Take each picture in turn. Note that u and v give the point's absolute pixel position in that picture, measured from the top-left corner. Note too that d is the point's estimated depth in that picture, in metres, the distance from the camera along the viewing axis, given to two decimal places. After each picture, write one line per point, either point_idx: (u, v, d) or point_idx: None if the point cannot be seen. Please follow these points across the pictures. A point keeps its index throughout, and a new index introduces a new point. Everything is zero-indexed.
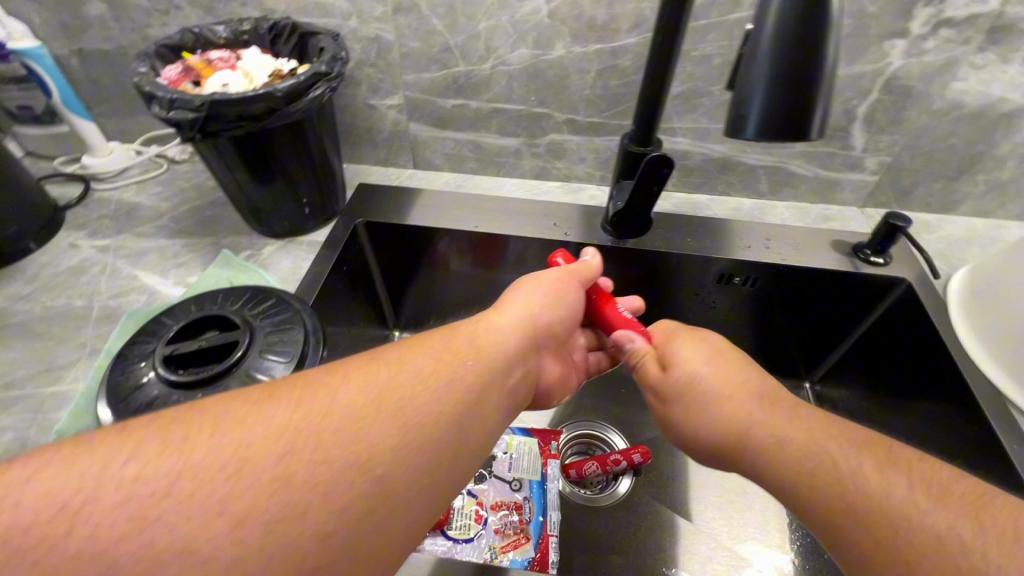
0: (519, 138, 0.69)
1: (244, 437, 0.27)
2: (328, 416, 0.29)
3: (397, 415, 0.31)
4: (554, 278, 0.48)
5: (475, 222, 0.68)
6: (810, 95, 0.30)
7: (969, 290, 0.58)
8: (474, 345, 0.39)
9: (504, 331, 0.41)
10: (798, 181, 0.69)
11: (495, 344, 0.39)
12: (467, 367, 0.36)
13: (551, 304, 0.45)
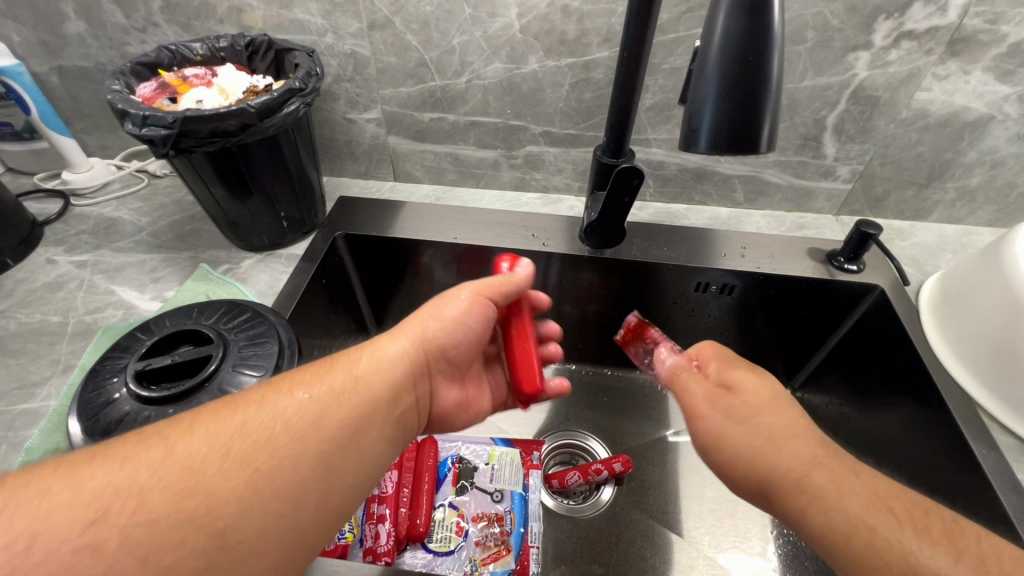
0: (497, 150, 0.69)
1: (56, 499, 0.25)
2: (164, 467, 0.28)
3: (247, 460, 0.30)
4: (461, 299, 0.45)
5: (454, 233, 0.68)
6: (759, 108, 0.30)
7: (940, 295, 0.58)
8: (351, 373, 0.37)
9: (389, 357, 0.39)
10: (772, 190, 0.70)
11: (374, 371, 0.38)
12: (343, 407, 0.34)
13: (445, 329, 0.44)
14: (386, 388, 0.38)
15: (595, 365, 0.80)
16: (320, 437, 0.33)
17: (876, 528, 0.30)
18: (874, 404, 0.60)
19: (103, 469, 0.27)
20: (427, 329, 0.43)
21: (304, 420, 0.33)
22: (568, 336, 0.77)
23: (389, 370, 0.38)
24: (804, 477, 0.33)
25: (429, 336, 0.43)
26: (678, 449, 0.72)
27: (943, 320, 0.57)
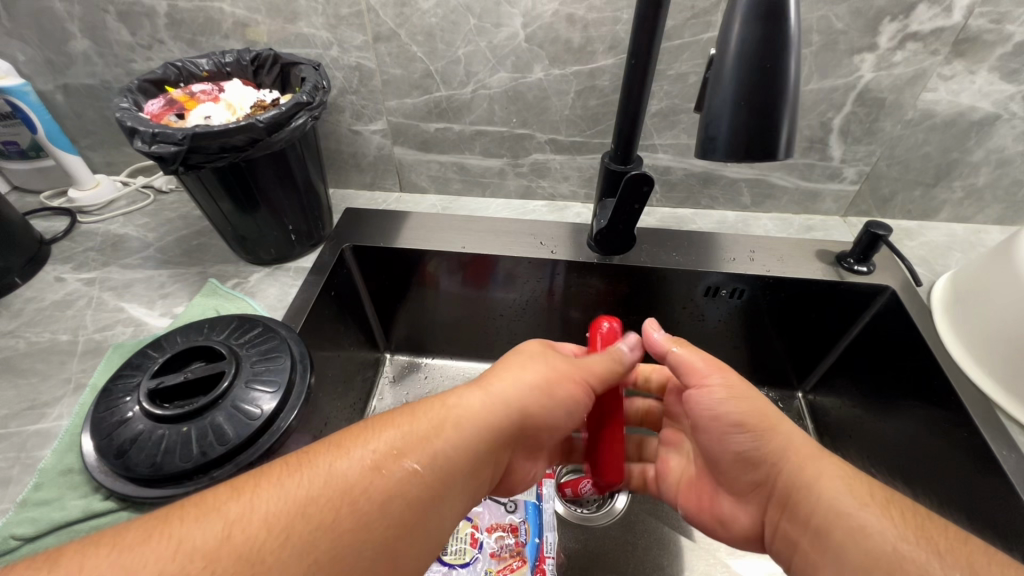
0: (502, 158, 0.69)
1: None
2: (223, 546, 0.28)
3: (319, 520, 0.30)
4: (555, 357, 0.44)
5: (462, 243, 0.68)
6: (775, 116, 0.30)
7: (952, 295, 0.58)
8: (424, 432, 0.36)
9: (464, 412, 0.38)
10: (779, 193, 0.70)
11: (450, 430, 0.37)
12: (412, 478, 0.34)
13: (532, 381, 0.42)
14: (460, 455, 0.36)
15: None
16: (385, 500, 0.32)
17: (862, 514, 0.36)
18: (888, 406, 0.60)
19: (157, 550, 0.27)
20: (509, 383, 0.41)
21: (371, 483, 0.33)
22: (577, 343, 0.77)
23: (463, 427, 0.37)
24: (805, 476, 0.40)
25: (510, 390, 0.41)
26: None
27: (956, 319, 0.56)
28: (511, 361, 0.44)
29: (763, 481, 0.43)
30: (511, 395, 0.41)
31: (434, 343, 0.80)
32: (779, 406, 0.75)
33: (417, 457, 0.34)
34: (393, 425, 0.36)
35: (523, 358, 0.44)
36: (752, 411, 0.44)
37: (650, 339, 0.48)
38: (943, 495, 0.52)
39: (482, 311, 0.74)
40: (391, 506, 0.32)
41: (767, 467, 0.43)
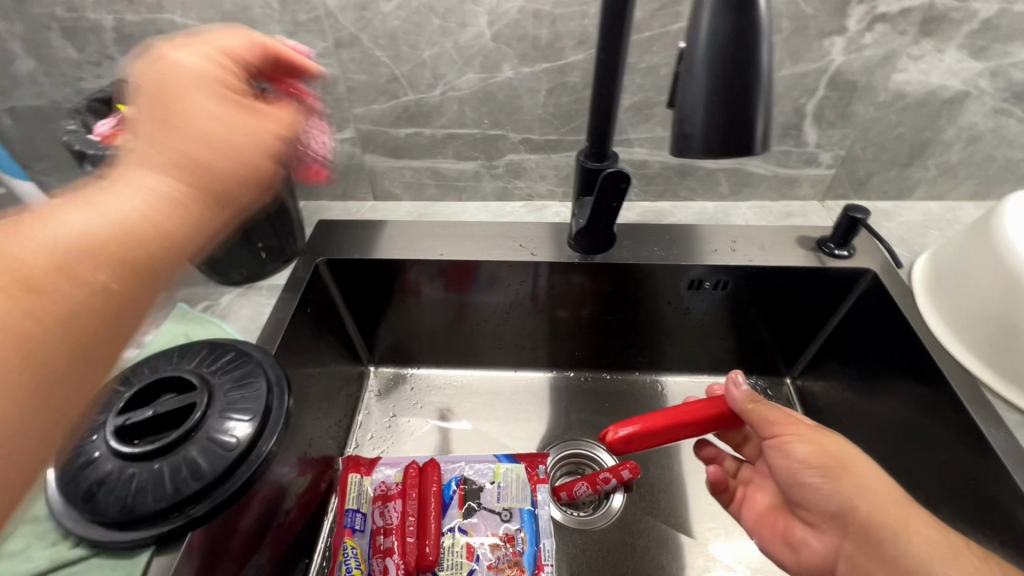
0: (476, 161, 0.68)
1: None
2: None
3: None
4: (262, 122, 0.35)
5: (441, 250, 0.67)
6: (749, 109, 0.29)
7: (932, 275, 0.58)
8: (120, 224, 0.30)
9: (164, 193, 0.31)
10: (757, 181, 0.69)
11: (154, 226, 0.31)
12: (92, 278, 0.28)
13: (217, 145, 0.33)
14: (177, 238, 0.32)
15: (594, 370, 0.79)
16: (47, 308, 0.26)
17: (935, 564, 0.38)
18: (875, 389, 0.60)
19: None
20: (245, 140, 0.34)
21: (31, 280, 0.26)
22: (565, 344, 0.76)
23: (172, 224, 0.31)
24: (881, 523, 0.41)
25: (186, 145, 0.32)
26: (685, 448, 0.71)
27: (936, 299, 0.56)
28: (222, 113, 0.34)
29: (838, 516, 0.44)
30: (232, 193, 0.34)
31: (419, 352, 0.78)
32: (769, 394, 0.75)
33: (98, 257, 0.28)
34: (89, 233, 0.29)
35: (197, 63, 0.34)
36: (819, 461, 0.44)
37: (732, 395, 0.48)
38: (935, 475, 0.52)
39: (466, 317, 0.73)
40: (86, 302, 0.28)
41: (846, 513, 0.43)
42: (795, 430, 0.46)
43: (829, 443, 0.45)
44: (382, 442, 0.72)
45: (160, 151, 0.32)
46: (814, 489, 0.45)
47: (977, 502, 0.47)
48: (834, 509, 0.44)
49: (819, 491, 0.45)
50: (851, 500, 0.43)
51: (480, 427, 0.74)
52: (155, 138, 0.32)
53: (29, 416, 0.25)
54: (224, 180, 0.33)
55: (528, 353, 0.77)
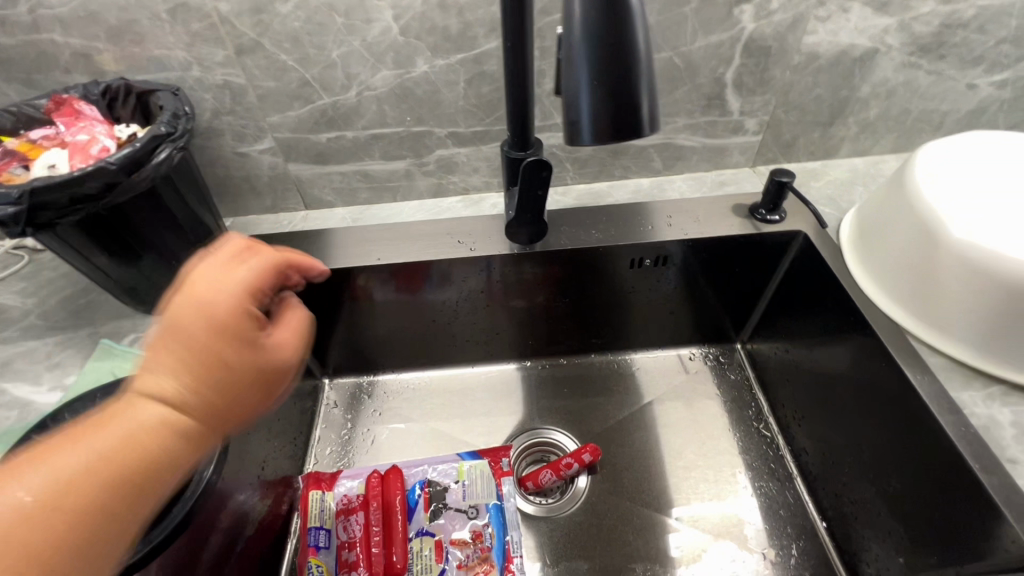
0: (405, 159, 0.66)
1: (71, 459, 0.26)
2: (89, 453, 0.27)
3: (137, 471, 0.27)
4: (241, 270, 0.34)
5: (377, 254, 0.65)
6: (632, 90, 0.29)
7: (858, 231, 0.60)
8: (135, 436, 0.28)
9: (206, 292, 0.32)
10: (689, 153, 0.70)
11: (170, 419, 0.30)
12: (161, 437, 0.29)
13: (173, 360, 0.31)
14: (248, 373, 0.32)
15: (552, 357, 0.79)
16: (149, 444, 0.28)
17: None
18: (815, 346, 0.62)
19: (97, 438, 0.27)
20: (231, 357, 0.32)
21: (153, 469, 0.28)
22: (519, 335, 0.76)
23: (165, 396, 0.30)
24: None
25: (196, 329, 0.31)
26: (645, 423, 0.72)
27: (863, 253, 0.58)
28: (170, 331, 0.31)
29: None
30: (189, 384, 0.31)
31: (373, 359, 0.77)
32: (722, 361, 0.77)
33: (95, 464, 0.26)
34: (42, 456, 0.26)
35: (227, 288, 0.33)
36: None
37: None
38: (872, 423, 0.54)
39: (416, 318, 0.72)
40: (98, 500, 0.26)
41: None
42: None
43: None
44: (343, 455, 0.71)
45: (172, 354, 0.31)
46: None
47: (910, 447, 0.49)
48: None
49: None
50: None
51: (442, 427, 0.73)
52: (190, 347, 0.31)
53: (127, 493, 0.27)
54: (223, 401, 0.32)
55: (484, 347, 0.77)
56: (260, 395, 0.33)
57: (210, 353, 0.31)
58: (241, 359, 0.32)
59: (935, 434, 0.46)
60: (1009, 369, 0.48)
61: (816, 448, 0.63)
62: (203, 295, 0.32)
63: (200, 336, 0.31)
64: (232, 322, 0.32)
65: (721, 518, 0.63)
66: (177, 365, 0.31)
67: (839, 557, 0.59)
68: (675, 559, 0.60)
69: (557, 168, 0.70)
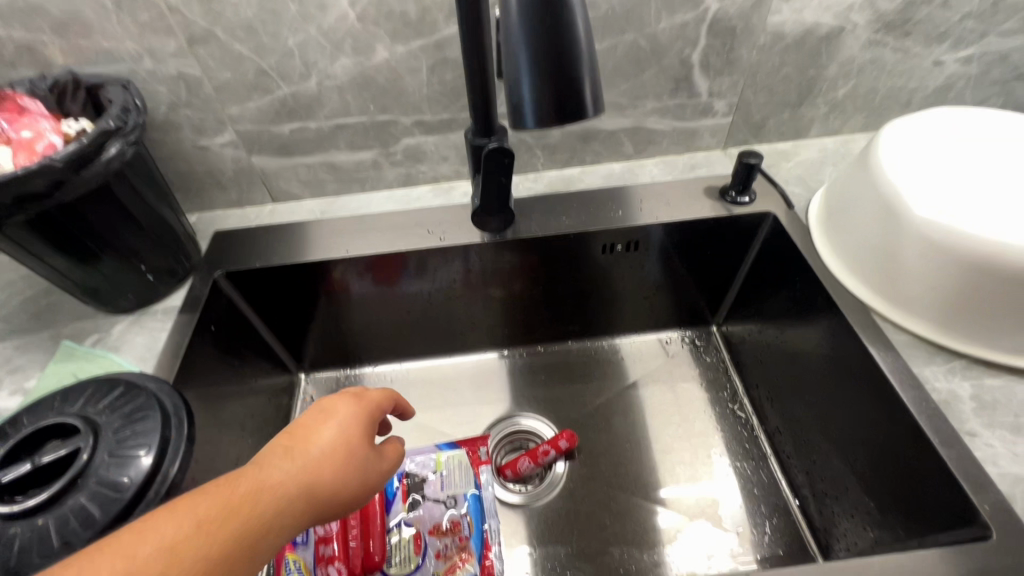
0: (372, 149, 0.65)
1: (196, 514, 0.32)
2: (208, 514, 0.33)
3: (244, 539, 0.33)
4: (369, 403, 0.45)
5: (346, 246, 0.65)
6: (573, 76, 0.31)
7: (826, 210, 0.60)
8: (252, 514, 0.34)
9: (341, 428, 0.42)
10: (659, 137, 0.69)
11: (291, 495, 0.37)
12: (273, 517, 0.35)
13: (320, 437, 0.40)
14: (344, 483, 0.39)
15: (529, 345, 0.79)
16: (261, 522, 0.34)
17: None
18: (787, 327, 0.63)
19: (218, 497, 0.34)
20: (356, 452, 0.41)
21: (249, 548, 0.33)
22: (496, 324, 0.75)
23: (301, 470, 0.38)
24: None
25: (325, 449, 0.40)
26: (622, 408, 0.72)
27: (830, 232, 0.58)
28: (321, 422, 0.41)
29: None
30: (314, 470, 0.38)
31: (349, 353, 0.76)
32: (698, 344, 0.77)
33: (228, 522, 0.33)
34: (199, 504, 0.33)
35: (352, 420, 0.43)
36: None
37: None
38: (841, 401, 0.54)
39: (390, 311, 0.71)
40: (210, 560, 0.32)
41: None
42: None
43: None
44: None
45: (297, 459, 0.38)
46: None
47: (877, 423, 0.50)
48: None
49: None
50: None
51: (420, 418, 0.73)
52: (316, 457, 0.39)
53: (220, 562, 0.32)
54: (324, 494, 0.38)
55: (461, 338, 0.77)
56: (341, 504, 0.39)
57: (345, 444, 0.41)
58: (352, 463, 0.40)
59: (899, 410, 0.47)
60: (969, 344, 0.48)
61: (788, 427, 0.63)
62: (338, 415, 0.42)
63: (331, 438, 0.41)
64: (351, 443, 0.41)
65: (699, 499, 0.63)
66: (303, 462, 0.38)
67: (810, 532, 0.60)
68: (652, 540, 0.61)
69: (528, 155, 0.69)
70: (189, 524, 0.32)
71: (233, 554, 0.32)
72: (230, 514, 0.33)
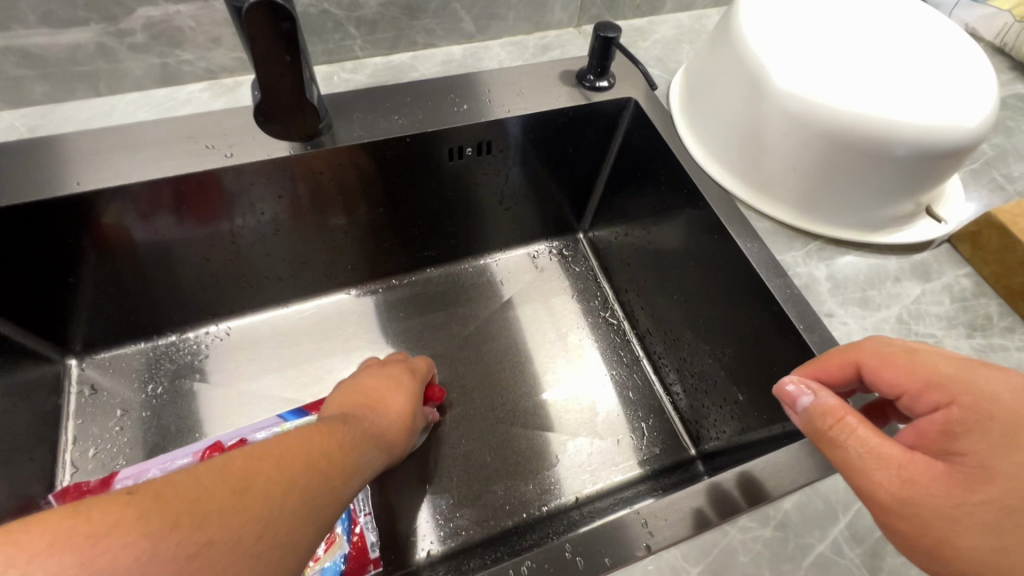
0: (88, 25, 0.43)
1: (311, 433, 0.31)
2: (320, 434, 0.32)
3: (350, 449, 0.33)
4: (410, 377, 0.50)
5: (79, 175, 0.44)
6: None
7: (687, 91, 0.55)
8: (350, 435, 0.34)
9: (382, 391, 0.46)
10: (503, 10, 0.57)
11: (366, 435, 0.37)
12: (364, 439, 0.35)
13: (362, 404, 0.42)
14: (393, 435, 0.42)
15: (382, 279, 0.67)
16: (356, 441, 0.34)
17: None
18: (652, 227, 0.59)
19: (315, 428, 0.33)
20: (397, 409, 0.44)
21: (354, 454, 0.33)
22: (336, 260, 0.62)
23: (364, 420, 0.39)
24: None
25: (375, 403, 0.44)
26: (493, 333, 0.66)
27: (691, 115, 0.53)
28: (356, 398, 0.43)
29: (954, 481, 0.28)
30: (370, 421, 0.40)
31: (138, 321, 0.57)
32: (566, 254, 0.72)
33: (333, 443, 0.31)
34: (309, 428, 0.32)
35: (393, 386, 0.47)
36: (917, 375, 0.32)
37: (816, 406, 0.32)
38: (708, 298, 0.53)
39: (182, 261, 0.54)
40: (338, 459, 0.31)
41: (991, 473, 0.27)
42: (867, 351, 0.35)
43: (979, 381, 0.30)
44: (114, 452, 0.54)
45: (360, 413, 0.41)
46: (890, 472, 0.29)
47: (742, 316, 0.49)
48: (974, 517, 0.27)
49: (917, 459, 0.29)
50: (989, 499, 0.27)
51: (252, 387, 0.59)
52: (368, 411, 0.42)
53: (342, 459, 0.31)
54: (388, 437, 0.40)
55: (292, 282, 0.62)
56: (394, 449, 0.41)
57: (382, 410, 0.43)
58: (404, 417, 0.45)
59: (765, 300, 0.46)
60: (821, 223, 0.48)
61: (658, 328, 0.62)
62: (376, 383, 0.47)
63: (378, 399, 0.44)
64: (397, 401, 0.45)
65: (578, 415, 0.61)
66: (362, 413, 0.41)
67: (683, 426, 0.60)
68: (536, 468, 0.57)
69: (338, 34, 0.52)
70: (315, 435, 0.31)
71: (340, 467, 0.30)
72: (332, 436, 0.32)
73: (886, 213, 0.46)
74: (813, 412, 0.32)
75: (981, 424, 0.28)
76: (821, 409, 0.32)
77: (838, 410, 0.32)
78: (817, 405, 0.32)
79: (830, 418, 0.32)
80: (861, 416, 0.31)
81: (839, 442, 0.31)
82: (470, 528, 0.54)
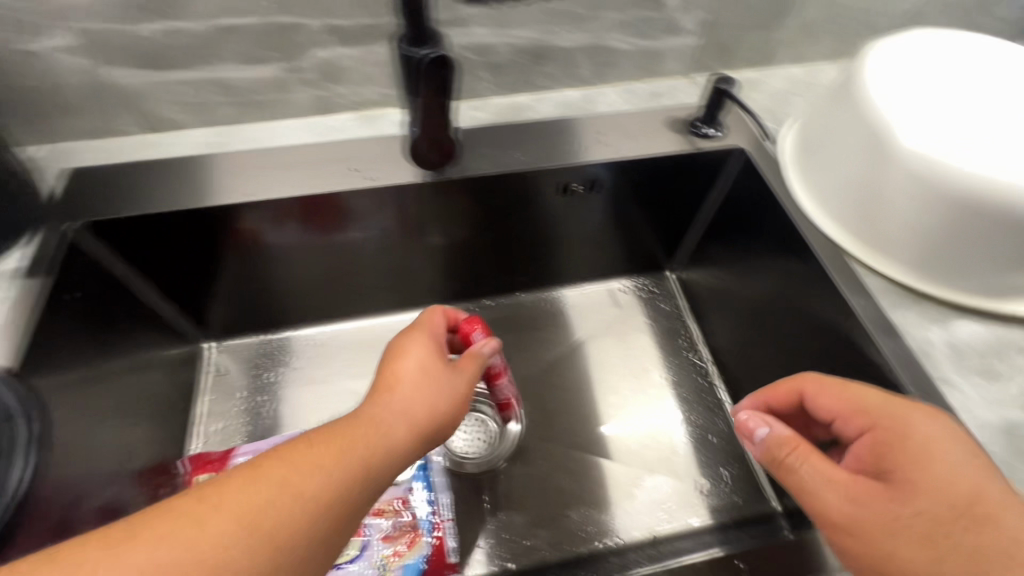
0: (273, 62, 0.51)
1: (311, 448, 0.32)
2: (322, 452, 0.32)
3: (355, 463, 0.33)
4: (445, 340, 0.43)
5: (249, 187, 0.52)
6: None
7: (799, 143, 0.56)
8: (357, 443, 0.33)
9: (417, 360, 0.40)
10: (620, 59, 0.60)
11: (373, 442, 0.34)
12: (380, 445, 0.34)
13: (389, 383, 0.38)
14: (423, 417, 0.37)
15: (477, 298, 0.71)
16: (368, 449, 0.34)
17: None
18: (749, 273, 0.59)
19: (322, 437, 0.33)
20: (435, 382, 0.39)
21: (363, 470, 0.33)
22: (439, 277, 0.67)
23: (381, 412, 0.36)
24: None
25: (404, 377, 0.39)
26: (577, 361, 0.68)
27: (802, 167, 0.54)
28: (387, 373, 0.39)
29: (891, 497, 0.33)
30: (389, 412, 0.36)
31: (266, 315, 0.65)
32: (654, 291, 0.73)
33: (325, 466, 0.31)
34: (306, 442, 0.32)
35: (427, 351, 0.41)
36: (851, 404, 0.38)
37: (769, 437, 0.38)
38: (807, 349, 0.52)
39: (312, 266, 0.60)
40: (332, 484, 0.31)
41: (918, 488, 0.32)
42: (809, 380, 0.41)
43: (903, 413, 0.36)
44: (235, 429, 0.61)
45: (382, 396, 0.37)
46: (839, 494, 0.34)
47: (845, 371, 0.48)
48: (911, 529, 0.32)
49: (860, 480, 0.34)
50: (923, 506, 0.32)
51: (354, 386, 0.65)
52: (390, 392, 0.37)
53: (340, 481, 0.31)
54: (414, 422, 0.36)
55: (398, 293, 0.68)
56: (426, 435, 0.37)
57: (412, 388, 0.38)
58: (445, 389, 0.40)
59: (873, 358, 0.45)
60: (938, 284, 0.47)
61: (747, 374, 0.61)
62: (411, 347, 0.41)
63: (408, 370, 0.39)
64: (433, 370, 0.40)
65: (657, 452, 0.61)
66: (382, 399, 0.37)
67: (767, 478, 0.59)
68: (611, 499, 0.58)
69: (470, 76, 0.58)
70: (311, 453, 0.32)
71: (330, 496, 0.31)
72: (322, 458, 0.32)
73: (1014, 280, 0.44)
74: (768, 441, 0.38)
75: (900, 439, 0.35)
76: (775, 438, 0.38)
77: (791, 439, 0.37)
78: (772, 434, 0.38)
79: (783, 447, 0.37)
80: (809, 445, 0.37)
81: (794, 469, 0.36)
82: (544, 548, 0.55)
